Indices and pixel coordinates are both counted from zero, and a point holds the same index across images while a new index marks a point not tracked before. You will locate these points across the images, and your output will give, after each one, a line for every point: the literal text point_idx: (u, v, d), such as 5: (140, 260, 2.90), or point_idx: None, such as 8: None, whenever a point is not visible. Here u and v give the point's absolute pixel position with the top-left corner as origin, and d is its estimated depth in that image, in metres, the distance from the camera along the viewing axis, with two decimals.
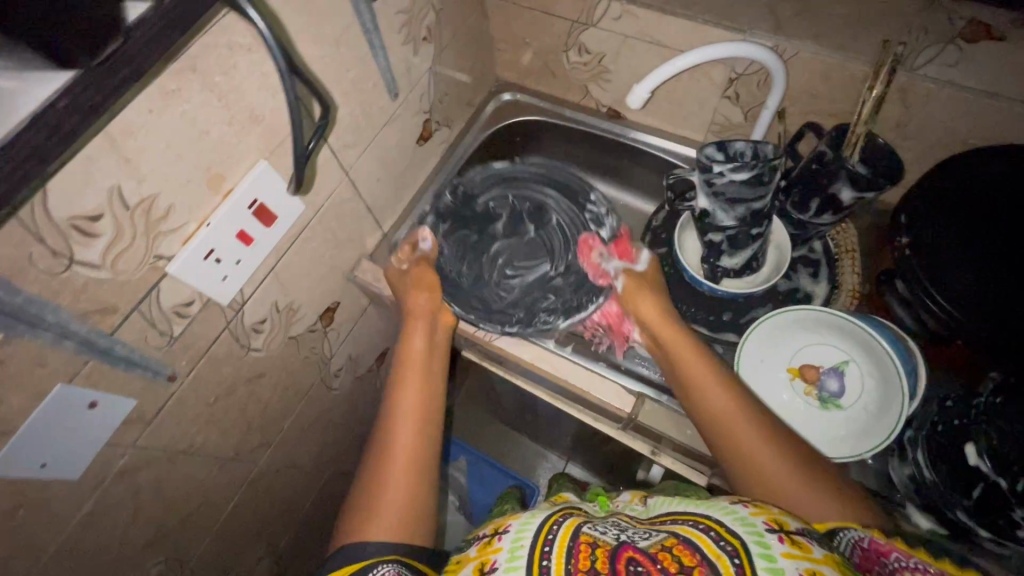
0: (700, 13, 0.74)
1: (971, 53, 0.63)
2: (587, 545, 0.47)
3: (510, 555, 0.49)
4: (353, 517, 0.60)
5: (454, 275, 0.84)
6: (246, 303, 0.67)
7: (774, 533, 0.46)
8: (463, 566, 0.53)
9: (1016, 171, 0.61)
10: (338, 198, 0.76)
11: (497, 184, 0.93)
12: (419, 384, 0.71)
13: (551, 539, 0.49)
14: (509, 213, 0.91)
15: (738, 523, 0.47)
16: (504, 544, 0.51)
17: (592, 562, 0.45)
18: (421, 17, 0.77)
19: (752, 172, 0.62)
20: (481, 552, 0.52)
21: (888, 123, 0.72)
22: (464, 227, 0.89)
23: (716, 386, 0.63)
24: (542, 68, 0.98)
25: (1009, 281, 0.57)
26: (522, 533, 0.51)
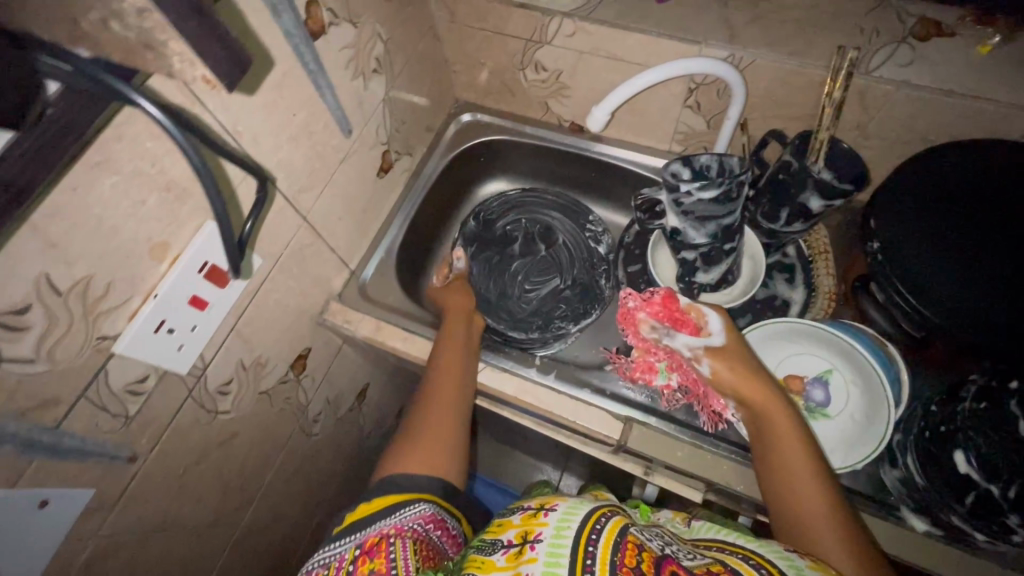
0: (654, 26, 0.73)
1: (922, 50, 0.65)
2: (634, 544, 0.46)
3: (556, 532, 0.48)
4: (397, 448, 0.63)
5: (483, 290, 0.90)
6: (209, 366, 0.63)
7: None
8: (505, 529, 0.53)
9: (966, 168, 0.62)
10: (297, 245, 0.73)
11: (512, 208, 0.98)
12: (456, 352, 0.74)
13: (599, 528, 0.48)
14: (524, 235, 0.95)
15: (787, 565, 0.45)
16: (551, 520, 0.50)
17: (638, 562, 0.44)
18: (368, 49, 0.74)
19: (720, 189, 0.61)
20: (526, 521, 0.52)
21: (849, 125, 0.71)
22: (486, 250, 0.94)
23: (807, 476, 0.55)
24: (500, 87, 0.96)
25: (995, 286, 0.57)
26: (570, 515, 0.50)
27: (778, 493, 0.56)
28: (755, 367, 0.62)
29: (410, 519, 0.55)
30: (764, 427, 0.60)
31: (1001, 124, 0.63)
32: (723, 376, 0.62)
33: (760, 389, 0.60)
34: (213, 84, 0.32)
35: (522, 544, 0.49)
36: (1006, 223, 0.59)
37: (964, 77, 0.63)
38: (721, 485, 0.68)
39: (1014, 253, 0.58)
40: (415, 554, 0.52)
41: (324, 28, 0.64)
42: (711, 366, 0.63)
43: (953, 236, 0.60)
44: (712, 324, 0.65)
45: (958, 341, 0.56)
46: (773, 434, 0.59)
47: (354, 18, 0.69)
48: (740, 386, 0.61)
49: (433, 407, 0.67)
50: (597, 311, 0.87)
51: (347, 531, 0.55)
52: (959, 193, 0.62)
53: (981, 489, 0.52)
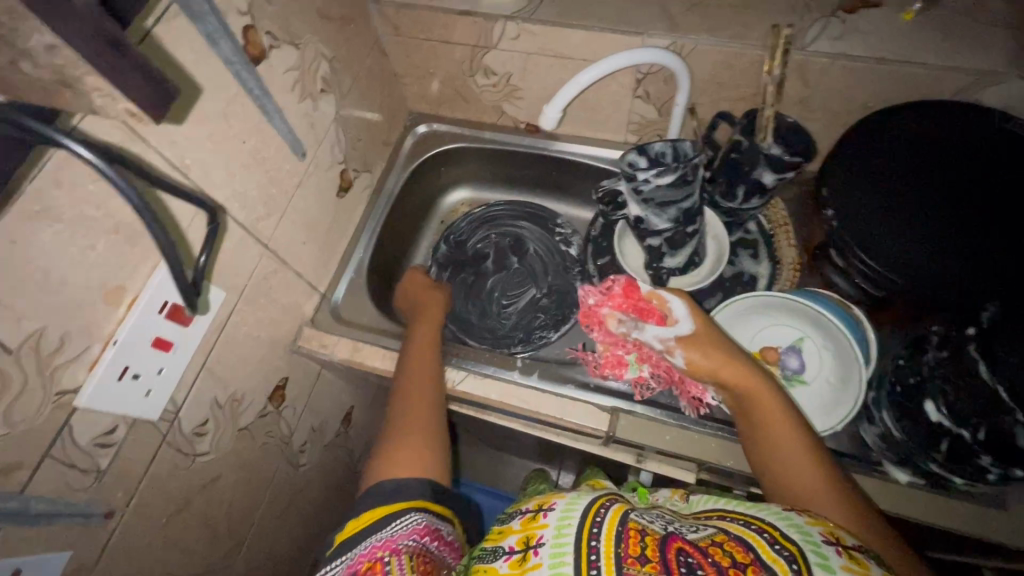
0: (596, 22, 0.74)
1: (852, 22, 0.68)
2: (636, 530, 0.46)
3: (557, 532, 0.47)
4: (382, 456, 0.62)
5: (461, 312, 0.90)
6: (182, 408, 0.62)
7: (832, 547, 0.45)
8: (505, 536, 0.52)
9: (902, 133, 0.65)
10: (262, 274, 0.72)
11: (481, 226, 0.98)
12: (432, 369, 0.73)
13: (600, 520, 0.48)
14: (495, 250, 0.95)
15: (790, 528, 0.46)
16: (551, 520, 0.49)
17: (641, 549, 0.44)
18: (314, 70, 0.73)
19: (676, 174, 0.62)
20: (526, 526, 0.51)
21: (792, 100, 0.74)
22: (461, 272, 0.94)
23: (797, 446, 0.56)
24: (452, 95, 0.96)
25: (963, 245, 0.58)
26: (570, 511, 0.49)
27: (770, 468, 0.56)
28: (730, 350, 0.64)
29: (405, 533, 0.53)
30: (748, 406, 0.61)
31: (932, 86, 0.66)
32: (699, 360, 0.64)
33: (739, 369, 0.62)
34: (141, 115, 0.31)
35: (524, 551, 0.48)
36: (974, 188, 0.61)
37: (892, 44, 0.66)
38: (712, 463, 0.69)
39: (984, 215, 0.59)
40: (412, 570, 0.49)
41: (264, 52, 0.63)
42: (687, 352, 0.65)
43: (921, 201, 0.62)
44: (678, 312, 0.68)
45: (915, 297, 0.59)
46: (758, 412, 0.60)
47: (295, 39, 0.68)
48: (719, 370, 0.63)
49: (416, 418, 0.66)
50: (576, 314, 0.87)
51: (341, 550, 0.53)
52: (913, 155, 0.64)
53: (952, 436, 0.57)
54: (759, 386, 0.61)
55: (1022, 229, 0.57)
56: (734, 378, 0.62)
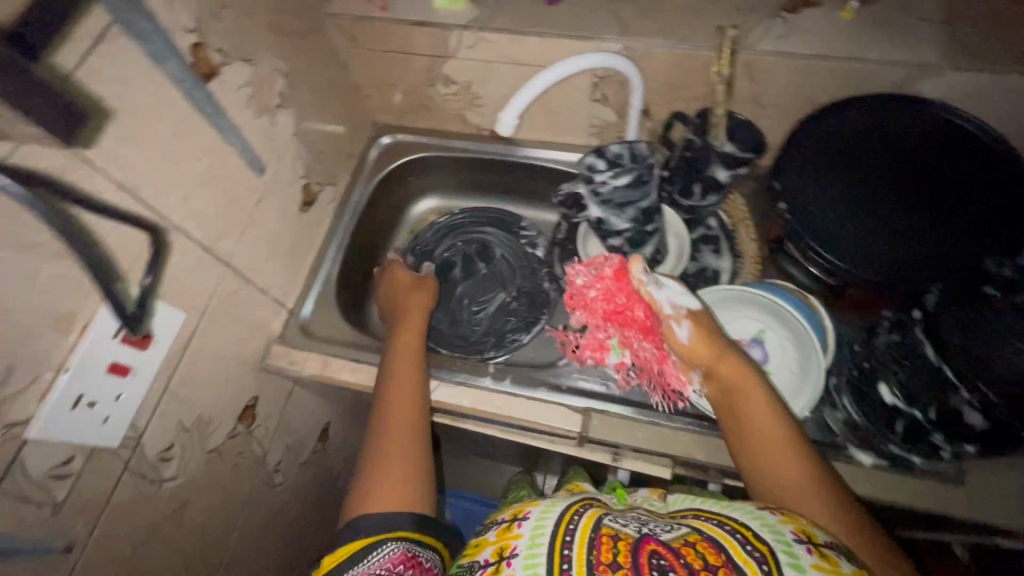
0: (549, 28, 0.75)
1: (795, 21, 0.70)
2: (609, 536, 0.47)
3: (530, 543, 0.48)
4: (363, 483, 0.61)
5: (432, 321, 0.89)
6: (143, 435, 0.60)
7: (804, 545, 0.45)
8: (481, 550, 0.51)
9: (850, 124, 0.67)
10: (224, 292, 0.71)
11: (447, 235, 0.97)
12: (410, 378, 0.71)
13: (573, 527, 0.48)
14: (462, 257, 0.95)
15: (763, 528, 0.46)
16: (525, 531, 0.49)
17: (614, 555, 0.44)
18: (268, 85, 0.73)
19: (632, 174, 0.64)
20: (501, 536, 0.51)
21: (743, 99, 0.76)
22: None
23: (786, 444, 0.56)
24: (414, 105, 0.96)
25: (936, 238, 0.61)
26: (543, 520, 0.50)
27: (761, 459, 0.56)
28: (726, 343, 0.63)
29: (379, 564, 0.54)
30: (741, 396, 0.60)
31: (874, 80, 0.68)
32: (700, 341, 0.62)
33: (735, 361, 0.61)
34: None
35: (498, 562, 0.48)
36: (919, 176, 0.64)
37: (834, 41, 0.68)
38: (682, 457, 0.71)
39: (940, 205, 0.62)
40: None
41: (215, 70, 0.63)
42: (689, 329, 0.63)
43: (909, 191, 0.63)
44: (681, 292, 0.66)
45: (868, 285, 0.61)
46: (750, 404, 0.59)
47: (246, 54, 0.68)
48: (715, 358, 0.62)
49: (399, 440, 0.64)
50: (547, 315, 0.88)
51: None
52: (860, 145, 0.66)
53: (905, 417, 0.59)
54: (754, 382, 0.60)
55: (961, 215, 0.61)
56: (731, 369, 0.61)
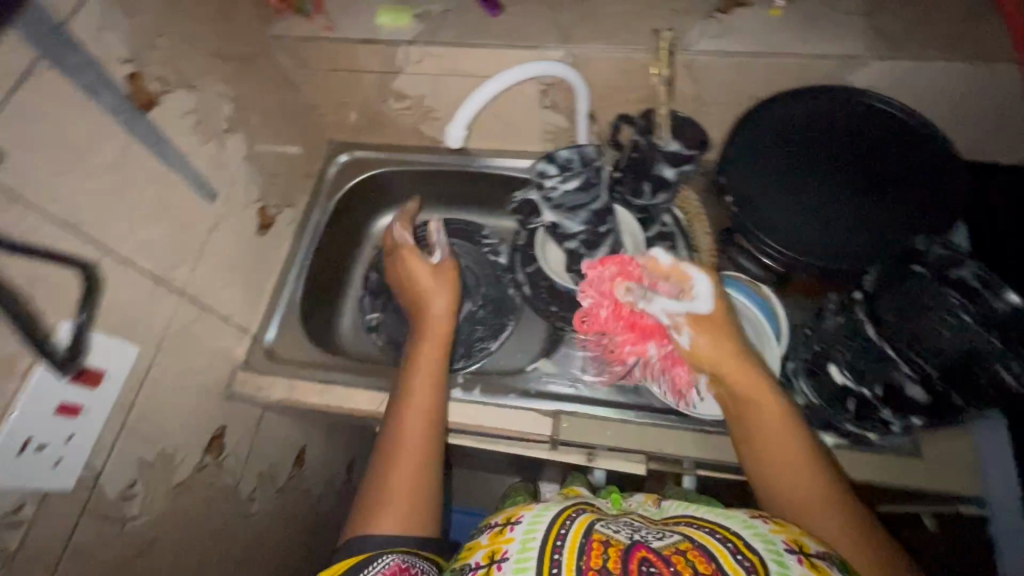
0: (494, 39, 0.76)
1: (728, 21, 0.72)
2: (600, 541, 0.47)
3: (522, 547, 0.49)
4: (374, 496, 0.62)
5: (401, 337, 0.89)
6: (102, 473, 0.59)
7: (795, 555, 0.46)
8: (472, 554, 0.52)
9: (788, 118, 0.70)
10: (181, 322, 0.70)
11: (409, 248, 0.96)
12: (428, 402, 0.68)
13: (564, 532, 0.49)
14: None
15: (754, 537, 0.47)
16: (517, 534, 0.50)
17: (604, 561, 0.45)
18: (215, 111, 0.72)
19: (581, 178, 0.67)
20: (492, 540, 0.52)
21: (688, 98, 0.77)
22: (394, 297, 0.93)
23: (799, 457, 0.57)
24: (369, 122, 0.96)
25: (877, 218, 0.64)
26: (535, 524, 0.51)
27: (767, 471, 0.58)
28: (738, 344, 0.60)
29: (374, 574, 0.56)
30: (748, 406, 0.59)
31: (808, 73, 0.71)
32: (703, 348, 0.59)
33: (743, 369, 0.59)
34: None
35: (489, 566, 0.49)
36: (856, 162, 0.67)
37: (765, 39, 0.70)
38: (653, 452, 0.72)
39: (879, 188, 0.65)
40: None
41: (155, 99, 0.62)
42: (691, 336, 0.60)
43: (847, 182, 0.66)
44: (700, 289, 0.60)
45: (815, 270, 0.63)
46: (757, 413, 0.59)
47: (188, 81, 0.67)
48: (720, 363, 0.60)
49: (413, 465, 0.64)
50: (513, 320, 0.89)
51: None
52: (799, 137, 0.69)
53: (857, 394, 0.60)
54: (763, 389, 0.59)
55: (896, 197, 0.64)
56: (739, 380, 0.60)
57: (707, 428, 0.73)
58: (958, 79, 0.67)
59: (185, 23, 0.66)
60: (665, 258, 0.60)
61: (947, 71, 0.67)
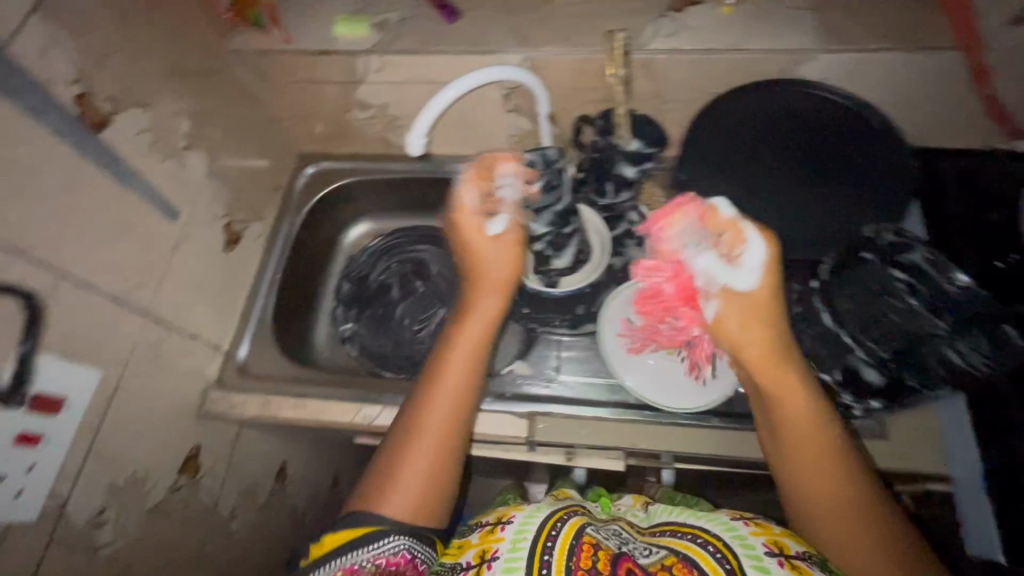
0: (452, 46, 0.76)
1: (681, 19, 0.72)
2: (589, 544, 0.54)
3: (513, 546, 0.55)
4: (371, 477, 0.58)
5: (376, 345, 0.88)
6: (68, 501, 0.58)
7: (776, 557, 0.52)
8: (467, 550, 0.59)
9: (743, 113, 0.72)
10: (147, 344, 0.69)
11: (382, 257, 0.95)
12: (451, 394, 0.60)
13: (555, 534, 0.55)
14: (398, 279, 0.93)
15: (734, 541, 0.55)
16: (509, 534, 0.57)
17: (593, 563, 0.52)
18: (172, 128, 0.71)
19: (543, 181, 0.67)
20: (485, 539, 0.59)
21: (647, 96, 0.78)
22: (367, 308, 0.92)
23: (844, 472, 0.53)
24: (334, 132, 0.95)
25: (823, 210, 0.69)
26: (527, 525, 0.57)
27: (788, 467, 0.55)
28: (773, 330, 0.54)
29: (377, 559, 0.54)
30: (775, 403, 0.55)
31: (761, 67, 0.72)
32: (727, 325, 0.55)
33: (773, 362, 0.54)
34: None
35: (481, 563, 0.56)
36: (805, 156, 0.72)
37: (718, 36, 0.71)
38: (629, 447, 0.73)
39: (824, 181, 0.71)
40: None
41: (107, 119, 0.61)
42: (716, 309, 0.56)
43: (797, 172, 0.71)
44: (750, 259, 0.54)
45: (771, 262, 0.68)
46: (785, 411, 0.54)
47: (143, 100, 0.66)
48: (744, 348, 0.55)
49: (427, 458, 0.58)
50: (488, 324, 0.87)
51: (322, 559, 0.55)
52: (753, 132, 0.72)
53: (819, 381, 0.62)
54: (796, 392, 0.54)
55: (839, 190, 0.70)
56: (768, 372, 0.54)
57: (680, 419, 0.74)
58: (904, 68, 0.69)
59: (136, 41, 0.65)
60: (727, 211, 0.55)
61: (893, 60, 0.69)
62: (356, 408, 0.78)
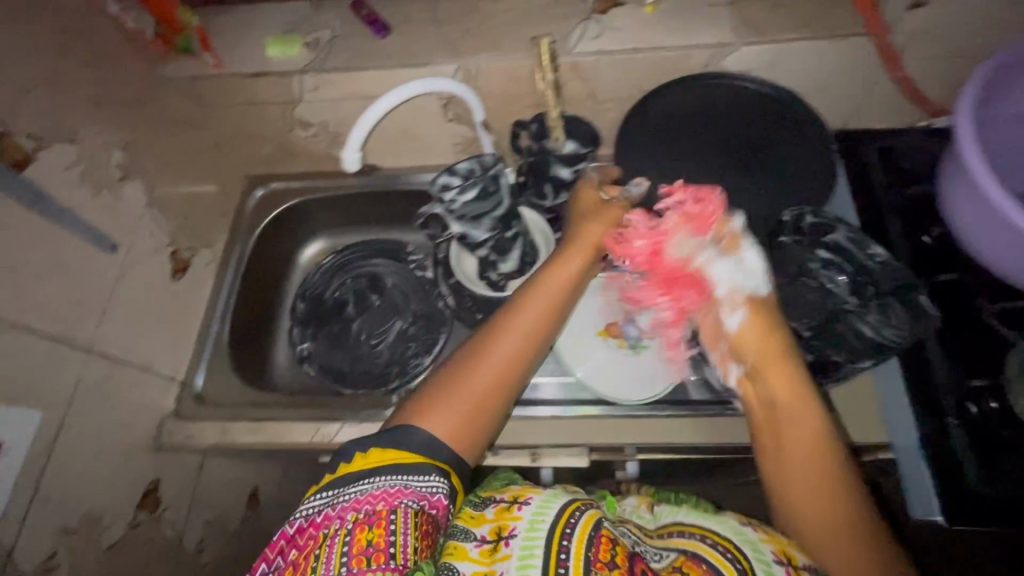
0: (384, 61, 0.77)
1: (606, 21, 0.74)
2: (608, 538, 0.52)
3: (529, 527, 0.53)
4: (412, 403, 0.58)
5: (334, 363, 0.89)
6: (13, 545, 0.57)
7: (782, 566, 0.51)
8: (479, 523, 0.57)
9: (669, 109, 0.75)
10: (90, 379, 0.68)
11: (336, 274, 0.95)
12: (518, 344, 0.59)
13: (573, 522, 0.53)
14: (353, 295, 0.93)
15: (743, 543, 0.53)
16: (525, 514, 0.55)
17: (612, 556, 0.50)
18: (103, 160, 0.70)
19: (477, 188, 0.68)
20: (499, 515, 0.56)
21: (582, 97, 0.80)
22: (324, 326, 0.92)
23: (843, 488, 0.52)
24: (279, 153, 0.93)
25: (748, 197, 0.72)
26: (543, 509, 0.55)
27: (786, 488, 0.53)
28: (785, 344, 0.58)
29: (423, 489, 0.53)
30: (783, 418, 0.55)
31: (684, 63, 0.74)
32: (746, 333, 0.59)
33: (787, 376, 0.56)
34: None
35: (497, 541, 0.54)
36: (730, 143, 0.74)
37: (643, 34, 0.73)
38: (586, 443, 0.75)
39: (748, 168, 0.73)
40: (414, 531, 0.50)
41: (27, 156, 0.61)
42: (741, 318, 0.59)
43: (723, 159, 0.74)
44: (750, 264, 0.60)
45: None
46: (792, 428, 0.54)
47: (65, 135, 0.65)
48: (764, 356, 0.58)
49: (477, 395, 0.57)
50: (445, 333, 0.88)
51: (358, 476, 0.53)
52: (679, 126, 0.75)
53: None
54: (803, 410, 0.55)
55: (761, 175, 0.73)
56: (781, 385, 0.56)
57: (632, 411, 0.76)
58: (821, 55, 0.72)
59: (56, 77, 0.65)
60: (738, 223, 0.62)
61: (809, 49, 0.71)
62: (313, 427, 0.78)
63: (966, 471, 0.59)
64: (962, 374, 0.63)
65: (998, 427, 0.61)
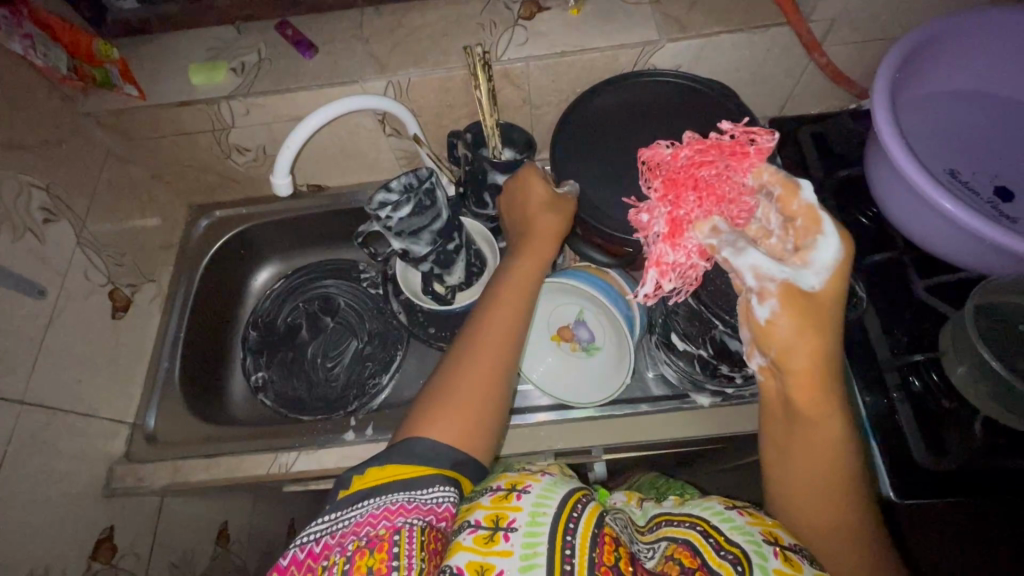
0: (313, 80, 0.75)
1: (532, 26, 0.74)
2: (611, 537, 0.46)
3: (531, 520, 0.46)
4: (410, 417, 0.55)
5: (290, 392, 0.87)
6: None
7: (772, 546, 0.45)
8: (474, 512, 0.49)
9: (604, 109, 0.74)
10: (26, 431, 0.66)
11: (288, 299, 0.94)
12: (504, 345, 0.57)
13: (577, 516, 0.47)
14: (306, 318, 0.92)
15: (733, 529, 0.47)
16: (525, 504, 0.48)
17: (616, 560, 0.44)
18: (25, 203, 0.68)
19: (411, 203, 0.65)
20: (496, 503, 0.49)
21: (517, 102, 0.80)
22: (278, 352, 0.90)
23: (838, 480, 0.49)
24: (218, 179, 0.92)
25: None
26: (545, 498, 0.48)
27: (786, 480, 0.50)
28: (831, 346, 0.44)
29: (428, 503, 0.48)
30: (801, 425, 0.48)
31: (614, 63, 0.75)
32: (777, 333, 0.44)
33: (818, 377, 0.45)
34: None
35: (493, 531, 0.46)
36: None
37: (570, 37, 0.73)
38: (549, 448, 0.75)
39: None
40: (421, 550, 0.44)
41: None
42: (773, 314, 0.44)
43: None
44: (820, 256, 0.43)
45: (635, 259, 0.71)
46: (807, 437, 0.48)
47: None
48: (793, 355, 0.44)
49: (473, 398, 0.54)
50: (402, 349, 0.87)
51: (359, 496, 0.48)
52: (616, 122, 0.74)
53: (699, 355, 0.68)
54: (825, 409, 0.46)
55: None
56: (805, 395, 0.46)
57: (593, 413, 0.76)
58: (746, 46, 0.73)
59: None
60: (807, 194, 0.44)
61: (733, 42, 0.72)
62: (269, 458, 0.76)
63: (912, 443, 0.60)
64: (902, 351, 0.65)
65: (939, 398, 0.62)
